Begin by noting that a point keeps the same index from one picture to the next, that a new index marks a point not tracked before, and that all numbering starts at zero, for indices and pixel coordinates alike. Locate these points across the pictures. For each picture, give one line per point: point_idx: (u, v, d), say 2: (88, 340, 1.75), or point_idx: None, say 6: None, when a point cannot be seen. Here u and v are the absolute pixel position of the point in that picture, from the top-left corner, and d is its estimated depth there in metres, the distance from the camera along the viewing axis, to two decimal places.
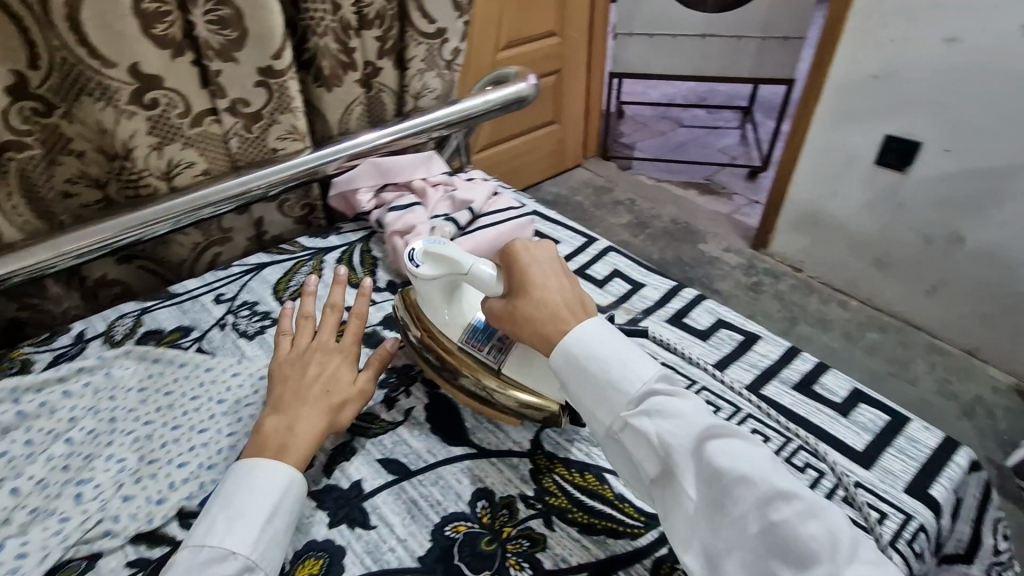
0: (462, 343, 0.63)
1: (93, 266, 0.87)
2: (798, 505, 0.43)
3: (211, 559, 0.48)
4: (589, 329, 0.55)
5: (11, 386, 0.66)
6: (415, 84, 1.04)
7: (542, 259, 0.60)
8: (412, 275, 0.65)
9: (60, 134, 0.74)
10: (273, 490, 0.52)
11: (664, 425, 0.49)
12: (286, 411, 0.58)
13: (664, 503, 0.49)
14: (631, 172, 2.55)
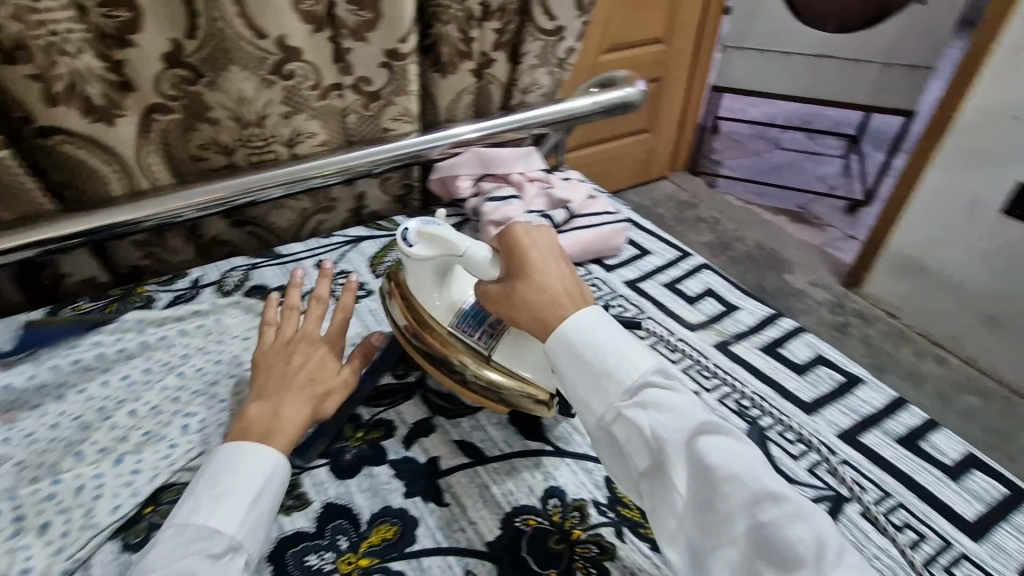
0: (453, 328, 0.63)
1: (208, 224, 0.93)
2: (788, 508, 0.43)
3: (193, 539, 0.46)
4: (587, 316, 0.54)
5: (138, 317, 0.73)
6: (526, 79, 1.05)
7: (541, 242, 0.60)
8: (403, 256, 0.64)
9: (202, 101, 0.78)
10: (258, 472, 0.50)
11: (660, 419, 0.48)
12: (277, 396, 0.56)
13: (652, 497, 0.48)
14: (719, 191, 2.46)
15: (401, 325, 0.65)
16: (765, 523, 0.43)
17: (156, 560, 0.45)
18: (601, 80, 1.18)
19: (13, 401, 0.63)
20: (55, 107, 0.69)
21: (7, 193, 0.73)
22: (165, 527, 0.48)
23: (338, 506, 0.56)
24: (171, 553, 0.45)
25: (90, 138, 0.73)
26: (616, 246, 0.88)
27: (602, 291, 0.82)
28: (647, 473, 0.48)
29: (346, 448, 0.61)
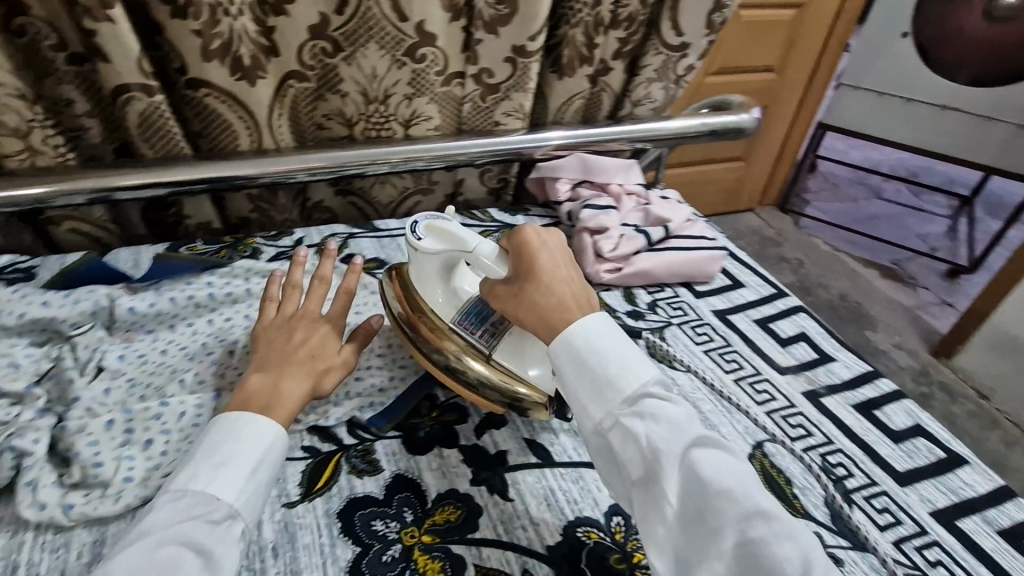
0: (454, 324, 0.64)
1: (316, 191, 0.99)
2: (779, 526, 0.43)
3: (191, 505, 0.46)
4: (590, 323, 0.54)
5: (248, 266, 0.76)
6: (640, 91, 1.03)
7: (552, 244, 0.59)
8: (412, 249, 0.64)
9: (336, 74, 0.84)
10: (257, 444, 0.49)
11: (658, 428, 0.47)
12: (277, 368, 0.56)
13: (642, 505, 0.47)
14: (806, 232, 2.33)
15: (401, 317, 0.66)
16: (757, 540, 0.42)
17: (152, 526, 0.44)
18: (714, 102, 1.15)
19: (133, 322, 0.67)
20: (208, 62, 0.74)
21: (154, 134, 0.79)
22: (161, 493, 0.47)
23: (408, 478, 0.57)
24: (169, 518, 0.44)
25: (231, 94, 0.79)
26: (709, 274, 0.86)
27: (689, 316, 0.80)
28: (639, 481, 0.47)
29: (421, 425, 0.63)
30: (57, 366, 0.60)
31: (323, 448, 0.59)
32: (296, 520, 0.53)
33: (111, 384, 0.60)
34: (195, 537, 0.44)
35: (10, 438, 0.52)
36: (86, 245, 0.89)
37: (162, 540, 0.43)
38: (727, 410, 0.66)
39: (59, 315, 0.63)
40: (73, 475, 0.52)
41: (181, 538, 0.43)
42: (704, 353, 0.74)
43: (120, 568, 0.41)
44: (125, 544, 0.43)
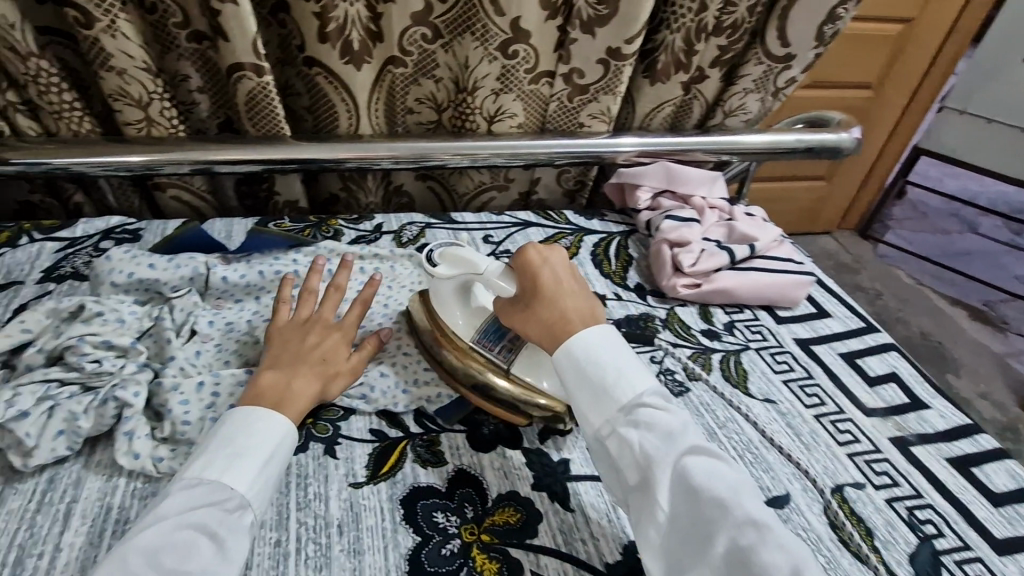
0: (473, 343, 0.63)
1: (399, 176, 1.01)
2: (771, 536, 0.43)
3: (204, 493, 0.47)
4: (593, 335, 0.55)
5: (331, 247, 0.79)
6: (734, 102, 1.00)
7: (554, 259, 0.61)
8: (427, 274, 0.64)
9: (433, 60, 0.87)
10: (269, 439, 0.51)
11: (650, 437, 0.49)
12: (291, 368, 0.57)
13: (637, 511, 0.48)
14: (885, 262, 2.19)
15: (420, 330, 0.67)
16: (748, 548, 0.43)
17: (167, 511, 0.45)
18: (810, 117, 1.09)
19: (225, 291, 0.70)
20: (322, 43, 0.78)
21: (258, 113, 0.83)
22: (176, 481, 0.48)
23: (470, 475, 0.57)
24: (183, 504, 0.46)
25: (337, 76, 0.82)
26: (794, 299, 0.81)
27: (768, 342, 0.76)
28: (634, 488, 0.49)
29: (485, 422, 0.63)
30: (156, 325, 0.63)
31: (390, 433, 0.61)
32: (361, 501, 0.54)
33: (201, 348, 0.64)
34: (209, 523, 0.45)
35: (112, 389, 0.56)
36: (184, 213, 0.95)
37: (178, 525, 0.44)
38: (805, 447, 0.62)
39: (162, 278, 0.68)
40: (164, 429, 0.56)
41: (197, 524, 0.44)
42: (783, 384, 0.70)
43: (138, 550, 0.42)
44: (141, 526, 0.45)
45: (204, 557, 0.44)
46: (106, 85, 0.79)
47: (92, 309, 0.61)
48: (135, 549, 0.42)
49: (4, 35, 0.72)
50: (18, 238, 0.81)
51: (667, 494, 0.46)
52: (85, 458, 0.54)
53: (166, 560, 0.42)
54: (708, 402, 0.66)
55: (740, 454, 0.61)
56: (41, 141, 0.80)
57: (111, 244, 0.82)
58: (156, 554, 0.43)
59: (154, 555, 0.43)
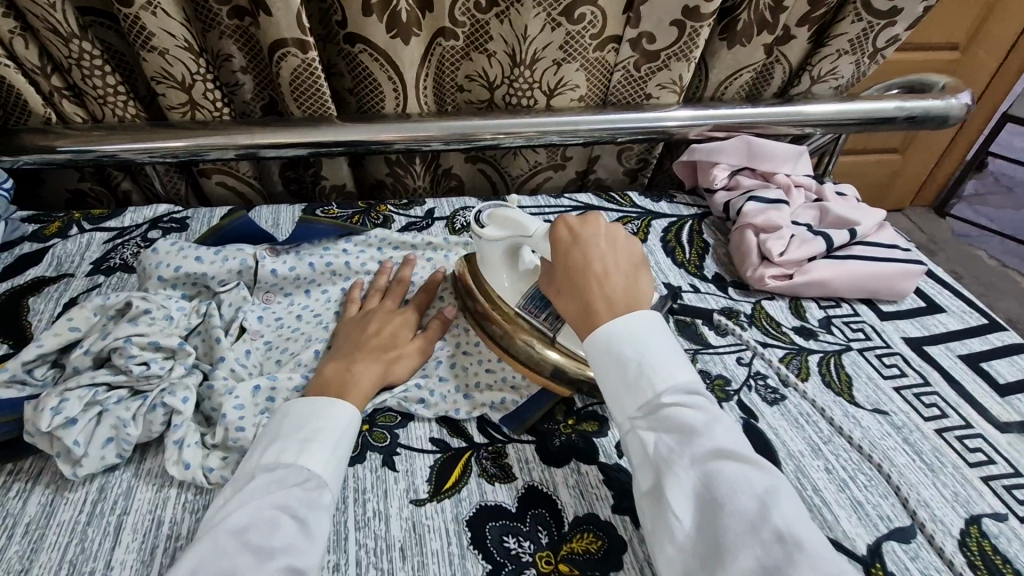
0: (520, 309, 0.59)
1: (448, 157, 0.95)
2: (803, 555, 0.36)
3: (282, 477, 0.44)
4: (623, 325, 0.49)
5: (383, 237, 0.73)
6: (824, 66, 0.88)
7: (590, 237, 0.55)
8: (473, 236, 0.61)
9: (486, 31, 0.79)
10: (337, 422, 0.48)
11: (669, 438, 0.43)
12: (349, 354, 0.56)
13: (651, 524, 0.42)
14: (965, 243, 2.00)
15: (464, 292, 0.63)
16: (775, 567, 0.36)
17: (245, 496, 0.42)
18: (908, 82, 0.96)
19: (274, 285, 0.66)
20: (367, 17, 0.72)
21: (303, 92, 0.78)
22: (250, 468, 0.45)
23: (541, 493, 0.53)
24: (261, 487, 0.43)
25: (383, 51, 0.76)
26: (901, 292, 0.71)
27: (874, 342, 0.67)
28: (649, 494, 0.43)
29: (555, 432, 0.58)
30: (204, 322, 0.60)
31: (452, 443, 0.56)
32: (425, 522, 0.50)
33: (251, 347, 0.60)
34: (291, 505, 0.43)
35: (161, 394, 0.52)
36: (231, 199, 0.92)
37: (261, 506, 0.41)
38: (929, 469, 0.54)
39: (209, 271, 0.63)
40: (216, 436, 0.52)
41: (281, 504, 0.42)
42: (895, 392, 0.61)
43: (226, 529, 0.39)
44: (222, 511, 0.41)
45: (287, 534, 0.41)
46: (148, 67, 0.75)
47: (139, 307, 0.57)
48: (220, 529, 0.39)
49: (46, 16, 0.69)
50: (68, 228, 0.79)
51: (682, 504, 0.41)
52: (136, 466, 0.51)
53: (253, 538, 0.39)
54: (809, 412, 0.58)
55: (852, 476, 0.53)
56: (87, 128, 0.78)
57: (158, 234, 0.79)
58: (242, 533, 0.39)
59: (241, 532, 0.39)
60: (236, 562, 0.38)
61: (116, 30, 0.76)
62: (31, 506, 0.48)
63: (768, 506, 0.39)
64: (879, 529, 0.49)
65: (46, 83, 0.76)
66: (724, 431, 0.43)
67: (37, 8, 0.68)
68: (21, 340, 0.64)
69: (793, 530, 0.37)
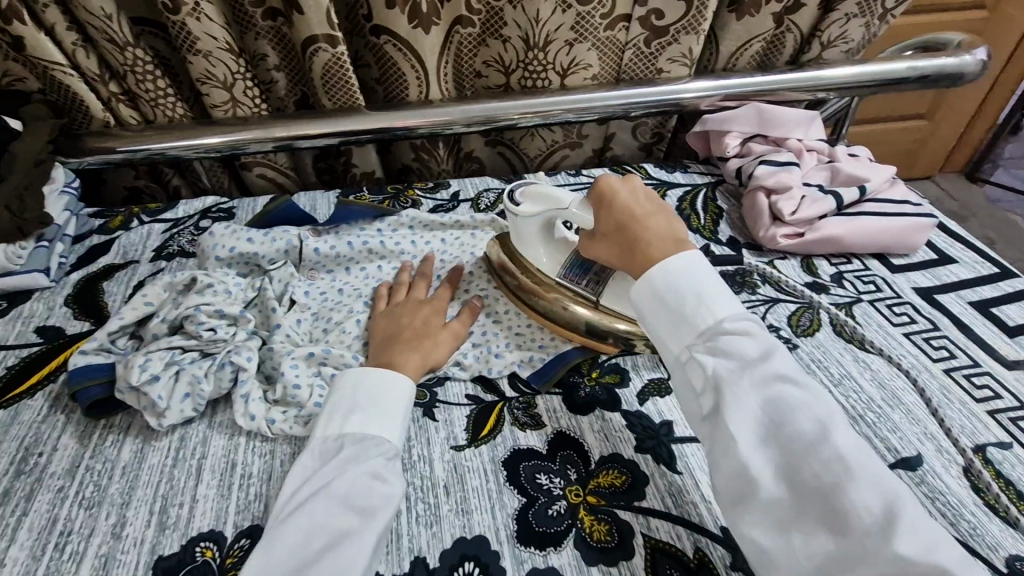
0: (562, 279, 0.65)
1: (469, 141, 1.00)
2: (861, 472, 0.39)
3: (367, 446, 0.50)
4: (679, 261, 0.52)
5: (413, 218, 0.79)
6: (833, 31, 0.89)
7: (627, 191, 0.59)
8: (509, 214, 0.67)
9: (501, 18, 0.84)
10: (403, 395, 0.54)
11: (729, 363, 0.46)
12: (388, 345, 0.60)
13: (712, 441, 0.45)
14: (1000, 207, 1.95)
15: (500, 266, 0.69)
16: (834, 483, 0.39)
17: (341, 466, 0.48)
18: (922, 43, 0.96)
19: (318, 262, 0.72)
20: (390, 9, 0.77)
21: (335, 85, 0.84)
22: (337, 438, 0.51)
23: (569, 437, 0.57)
24: (353, 457, 0.49)
25: (407, 42, 0.81)
26: (913, 245, 0.73)
27: (884, 293, 0.69)
28: (709, 414, 0.46)
29: (580, 385, 0.62)
30: (259, 295, 0.66)
31: (486, 398, 0.61)
32: (464, 463, 0.55)
33: (300, 316, 0.67)
34: (379, 468, 0.49)
35: (228, 354, 0.59)
36: (270, 190, 0.99)
37: (355, 474, 0.48)
38: (936, 404, 0.57)
39: (260, 250, 0.70)
40: (276, 392, 0.58)
41: (374, 470, 0.48)
42: (905, 337, 0.64)
43: (335, 497, 0.46)
44: (323, 479, 0.48)
45: (383, 494, 0.47)
46: (193, 69, 0.82)
47: (203, 282, 0.64)
48: (327, 495, 0.46)
49: (103, 27, 0.76)
50: (130, 221, 0.88)
51: (744, 424, 0.43)
52: (208, 419, 0.58)
53: (357, 501, 0.46)
54: (820, 357, 0.62)
55: (861, 414, 0.56)
56: (140, 129, 0.85)
57: (209, 223, 0.87)
58: (347, 498, 0.46)
59: (346, 498, 0.46)
60: (345, 523, 0.45)
61: (164, 37, 0.84)
62: (125, 453, 0.56)
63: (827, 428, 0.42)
64: (886, 459, 0.53)
65: (104, 89, 0.84)
66: (783, 359, 0.45)
67: (96, 21, 0.75)
68: (101, 318, 0.72)
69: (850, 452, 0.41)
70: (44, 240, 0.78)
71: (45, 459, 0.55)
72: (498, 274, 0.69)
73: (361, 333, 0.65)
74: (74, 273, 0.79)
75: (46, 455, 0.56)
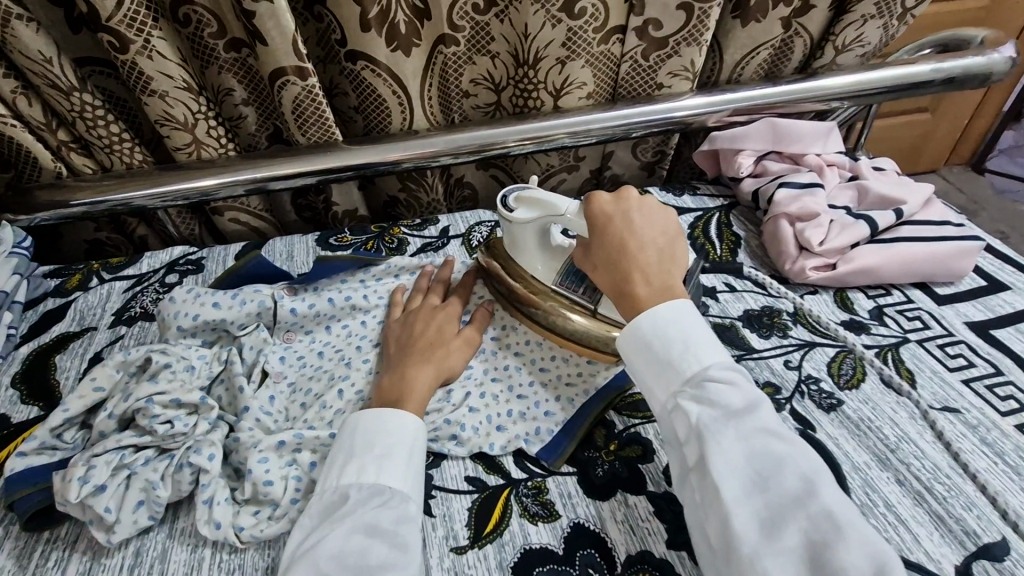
0: (557, 286, 0.58)
1: (459, 168, 0.92)
2: (853, 534, 0.34)
3: (366, 497, 0.45)
4: (668, 308, 0.46)
5: (399, 265, 0.71)
6: (848, 33, 0.82)
7: (621, 214, 0.52)
8: (502, 220, 0.60)
9: (487, 32, 0.77)
10: (403, 437, 0.48)
11: (712, 411, 0.40)
12: (402, 358, 0.56)
13: (697, 498, 0.39)
14: (1009, 199, 1.88)
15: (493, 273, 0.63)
16: (824, 546, 0.34)
17: (335, 522, 0.43)
18: (942, 40, 0.89)
19: (294, 323, 0.64)
20: (366, 32, 0.69)
21: (307, 120, 0.76)
22: (332, 491, 0.46)
23: (588, 530, 0.49)
24: (352, 507, 0.44)
25: (386, 68, 0.73)
26: (958, 272, 0.66)
27: (933, 331, 0.61)
28: (691, 467, 0.40)
29: (597, 460, 0.54)
30: (226, 369, 0.58)
31: (489, 481, 0.53)
32: (467, 571, 0.47)
33: (275, 391, 0.59)
34: (379, 524, 0.43)
35: (187, 452, 0.51)
36: (244, 234, 0.91)
37: (353, 527, 0.43)
38: (1015, 472, 0.49)
39: (228, 316, 0.62)
40: (245, 491, 0.50)
41: (369, 525, 0.42)
42: (964, 384, 0.56)
43: (325, 556, 0.41)
44: (319, 535, 0.43)
45: (383, 553, 0.41)
46: (150, 111, 0.74)
47: (159, 361, 0.56)
48: (318, 559, 0.41)
49: (43, 71, 0.68)
50: (89, 280, 0.80)
51: (728, 476, 0.37)
52: (169, 527, 0.50)
53: (350, 562, 0.41)
54: (870, 416, 0.54)
55: (928, 487, 0.48)
56: (97, 179, 0.77)
57: (176, 277, 0.79)
58: (339, 560, 0.41)
59: (339, 559, 0.41)
60: None
61: (117, 77, 0.76)
62: None
63: (816, 485, 0.36)
64: (967, 548, 0.44)
65: (52, 138, 0.75)
66: (771, 411, 0.40)
67: (34, 65, 0.67)
68: (52, 401, 0.63)
69: (843, 513, 0.35)
70: None
71: None
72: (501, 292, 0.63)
73: (344, 407, 0.57)
74: (24, 346, 0.71)
75: None
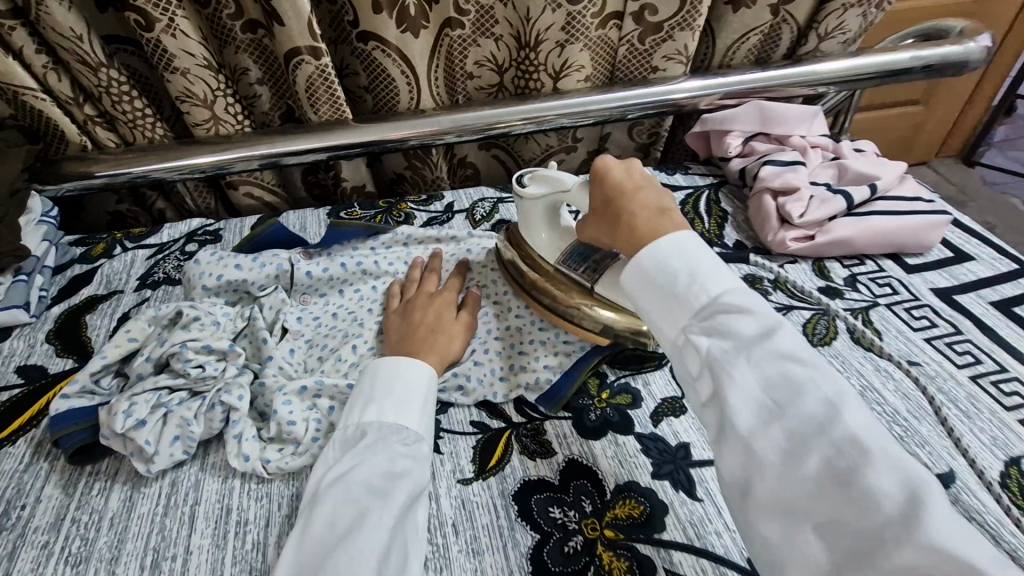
0: (561, 264, 0.63)
1: (462, 146, 0.96)
2: (880, 457, 0.34)
3: (386, 434, 0.50)
4: (668, 244, 0.48)
5: (407, 235, 0.76)
6: (830, 21, 0.86)
7: (621, 171, 0.56)
8: (515, 196, 0.65)
9: (492, 16, 0.81)
10: (419, 384, 0.53)
11: (724, 343, 0.41)
12: (405, 342, 0.58)
13: (715, 428, 0.41)
14: (999, 191, 1.92)
15: (512, 266, 0.67)
16: (849, 470, 0.34)
17: (361, 455, 0.48)
18: (923, 31, 0.93)
19: (310, 286, 0.69)
20: (377, 15, 0.74)
21: (320, 99, 0.81)
22: (354, 429, 0.51)
23: (582, 465, 0.54)
24: (374, 442, 0.49)
25: (395, 47, 0.78)
26: (928, 244, 0.71)
27: (901, 295, 0.67)
28: (707, 401, 0.41)
29: (590, 407, 0.59)
30: (250, 324, 0.63)
31: (492, 425, 0.58)
32: (473, 498, 0.52)
33: (294, 345, 0.63)
34: (398, 460, 0.48)
35: (218, 393, 0.56)
36: (257, 209, 0.95)
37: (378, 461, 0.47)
38: (965, 415, 0.55)
39: (249, 277, 0.67)
40: (270, 430, 0.55)
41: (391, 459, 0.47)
42: (926, 342, 0.62)
43: (353, 485, 0.46)
44: (348, 466, 0.47)
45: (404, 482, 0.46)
46: (172, 87, 0.78)
47: (189, 315, 0.61)
48: (344, 488, 0.45)
49: (74, 48, 0.72)
50: (113, 248, 0.84)
51: (743, 407, 0.38)
52: (200, 461, 0.55)
53: (376, 488, 0.46)
54: (839, 369, 0.59)
55: (887, 428, 0.54)
56: (121, 151, 0.81)
57: (195, 246, 0.83)
58: (366, 487, 0.46)
59: (366, 487, 0.45)
60: (365, 507, 0.44)
61: (140, 55, 0.80)
62: (113, 502, 0.53)
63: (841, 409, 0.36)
64: None
65: (79, 112, 0.80)
66: (788, 336, 0.40)
67: (65, 41, 0.71)
68: (84, 355, 0.68)
69: (869, 434, 0.35)
70: (23, 274, 0.74)
71: (27, 513, 0.52)
72: (512, 274, 0.67)
73: (358, 360, 0.62)
74: (55, 306, 0.75)
75: (29, 508, 0.52)
